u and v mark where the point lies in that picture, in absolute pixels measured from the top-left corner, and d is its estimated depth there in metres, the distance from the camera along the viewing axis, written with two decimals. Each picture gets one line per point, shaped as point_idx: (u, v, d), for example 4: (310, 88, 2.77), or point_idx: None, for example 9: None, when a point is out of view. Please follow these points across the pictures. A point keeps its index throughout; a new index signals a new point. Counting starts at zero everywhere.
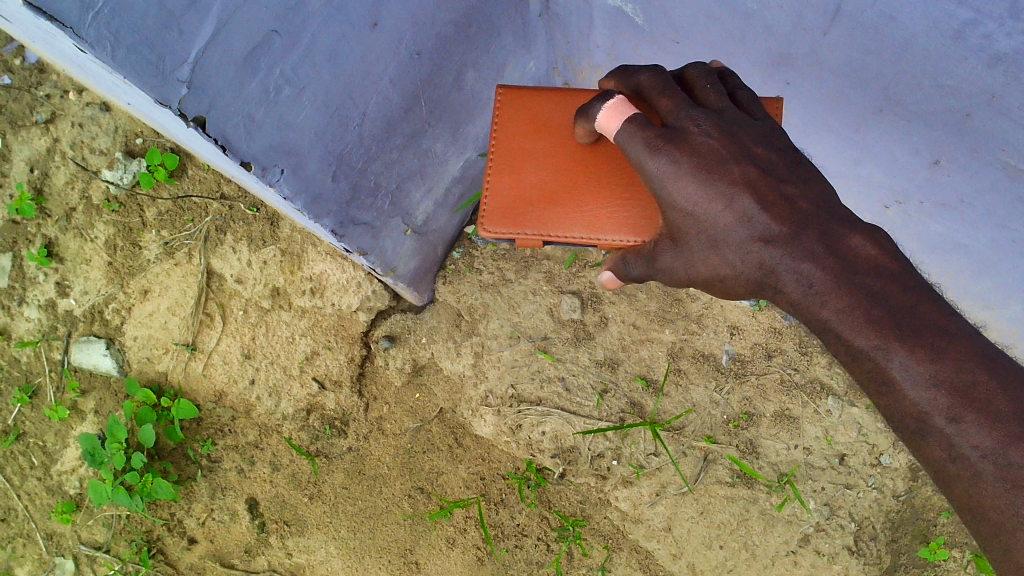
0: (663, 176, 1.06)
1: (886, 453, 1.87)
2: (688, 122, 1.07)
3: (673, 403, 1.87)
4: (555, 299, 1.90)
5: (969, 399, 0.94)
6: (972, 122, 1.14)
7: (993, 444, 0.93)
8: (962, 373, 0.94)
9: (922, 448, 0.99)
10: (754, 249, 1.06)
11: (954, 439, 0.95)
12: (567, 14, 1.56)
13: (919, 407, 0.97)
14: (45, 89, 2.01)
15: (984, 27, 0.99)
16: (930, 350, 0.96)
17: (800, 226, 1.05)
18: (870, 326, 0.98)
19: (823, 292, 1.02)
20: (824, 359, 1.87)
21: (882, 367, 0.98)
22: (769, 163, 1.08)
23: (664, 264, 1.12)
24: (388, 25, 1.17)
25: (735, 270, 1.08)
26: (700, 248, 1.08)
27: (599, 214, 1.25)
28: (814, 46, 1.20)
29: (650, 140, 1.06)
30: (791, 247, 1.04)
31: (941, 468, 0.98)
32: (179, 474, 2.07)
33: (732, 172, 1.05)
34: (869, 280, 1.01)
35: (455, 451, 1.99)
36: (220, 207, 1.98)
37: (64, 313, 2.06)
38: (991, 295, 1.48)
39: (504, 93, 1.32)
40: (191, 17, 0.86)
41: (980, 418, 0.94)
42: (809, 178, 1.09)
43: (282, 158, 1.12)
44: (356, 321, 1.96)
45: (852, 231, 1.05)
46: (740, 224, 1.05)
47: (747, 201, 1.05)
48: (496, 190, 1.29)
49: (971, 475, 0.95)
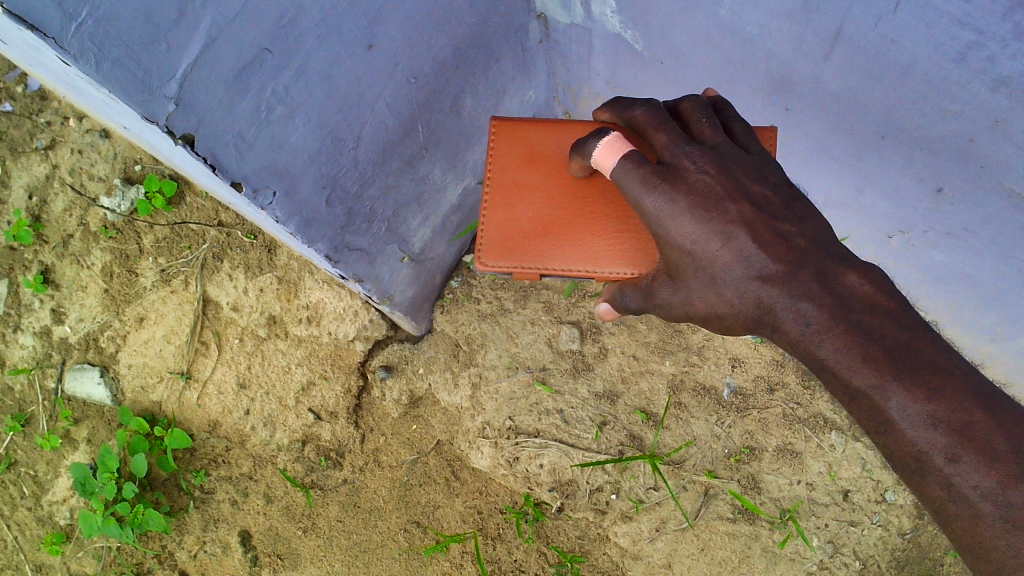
0: (660, 214, 1.04)
1: (891, 490, 1.85)
2: (684, 159, 1.05)
3: (673, 437, 1.83)
4: (553, 330, 1.86)
5: (967, 438, 0.90)
6: (976, 148, 1.12)
7: (992, 485, 0.89)
8: (960, 413, 0.91)
9: (921, 489, 0.95)
10: (750, 287, 1.03)
11: (953, 479, 0.91)
12: (567, 41, 1.56)
13: (917, 446, 0.93)
14: (45, 116, 2.01)
15: (987, 48, 0.97)
16: (928, 390, 0.92)
17: (797, 265, 1.02)
18: (866, 365, 0.95)
19: (820, 330, 0.99)
20: (828, 393, 1.84)
21: (880, 405, 0.95)
22: (764, 200, 1.06)
23: (664, 297, 1.10)
24: (384, 48, 1.16)
25: (734, 309, 1.06)
26: (698, 286, 1.06)
27: (595, 246, 1.24)
28: (814, 71, 1.19)
29: (646, 177, 1.04)
30: (789, 287, 1.01)
31: (941, 509, 0.94)
32: (171, 505, 2.03)
33: (729, 211, 1.03)
34: (868, 319, 0.98)
35: (452, 485, 1.97)
36: (218, 234, 1.97)
37: (58, 341, 2.04)
38: (997, 327, 1.45)
39: (497, 126, 1.29)
40: (179, 32, 0.84)
41: (978, 458, 0.90)
42: (804, 216, 1.07)
43: (274, 180, 1.10)
44: (354, 352, 1.94)
45: (850, 270, 1.02)
46: (737, 261, 1.03)
47: (744, 239, 1.03)
48: (491, 223, 1.26)
49: (971, 516, 0.91)
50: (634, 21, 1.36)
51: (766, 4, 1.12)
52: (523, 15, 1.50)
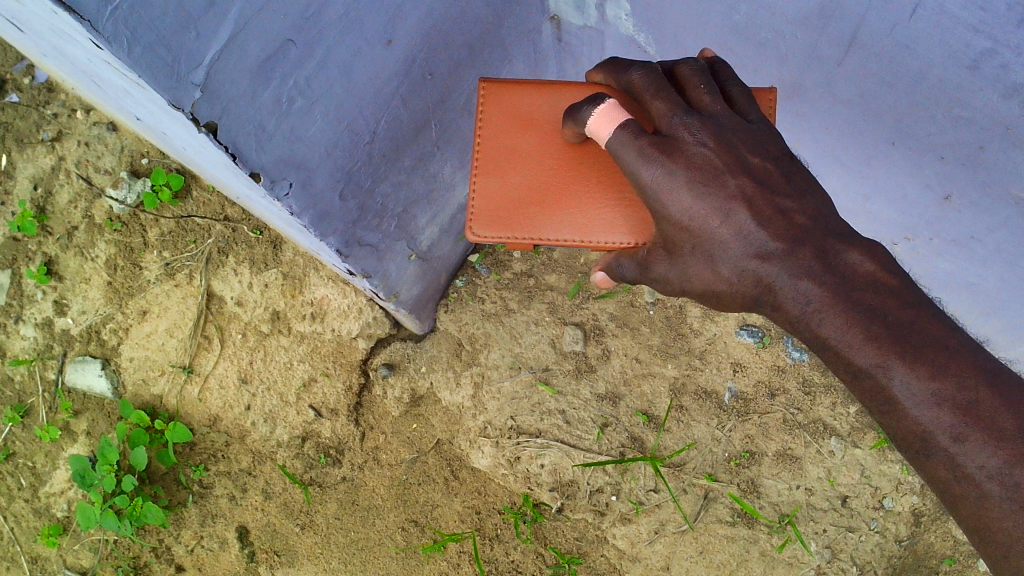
0: (656, 186, 1.04)
1: (889, 497, 1.86)
2: (681, 129, 1.05)
3: (674, 439, 1.84)
4: (557, 331, 1.87)
5: (972, 417, 0.92)
6: (985, 155, 1.13)
7: (998, 465, 0.90)
8: (964, 391, 0.92)
9: (926, 468, 0.97)
10: (747, 265, 1.04)
11: (959, 460, 0.93)
12: (579, 43, 1.57)
13: (922, 425, 0.94)
14: (53, 108, 2.03)
15: (1000, 56, 0.98)
16: (932, 367, 0.94)
17: (797, 243, 1.03)
18: (869, 343, 0.96)
19: (820, 308, 1.00)
20: (827, 399, 1.86)
21: (883, 384, 0.96)
22: (766, 174, 1.07)
23: (662, 271, 1.12)
24: (402, 44, 1.17)
25: (732, 286, 1.06)
26: (695, 262, 1.07)
27: (591, 215, 1.24)
28: (827, 77, 1.20)
29: (643, 149, 1.04)
30: (788, 262, 1.02)
31: (947, 490, 0.95)
32: (170, 499, 2.03)
33: (728, 185, 1.04)
34: (867, 296, 0.98)
35: (451, 484, 1.98)
36: (224, 229, 1.98)
37: (60, 332, 2.04)
38: (999, 335, 1.48)
39: (487, 85, 1.28)
40: (208, 21, 0.85)
41: (984, 437, 0.91)
42: (805, 190, 1.08)
43: (291, 172, 1.10)
44: (355, 349, 1.95)
45: (849, 247, 1.03)
46: (737, 239, 1.04)
47: (743, 215, 1.03)
48: (483, 190, 1.26)
49: (976, 495, 0.92)
50: (648, 25, 1.38)
51: (782, 10, 1.14)
52: (536, 18, 1.51)
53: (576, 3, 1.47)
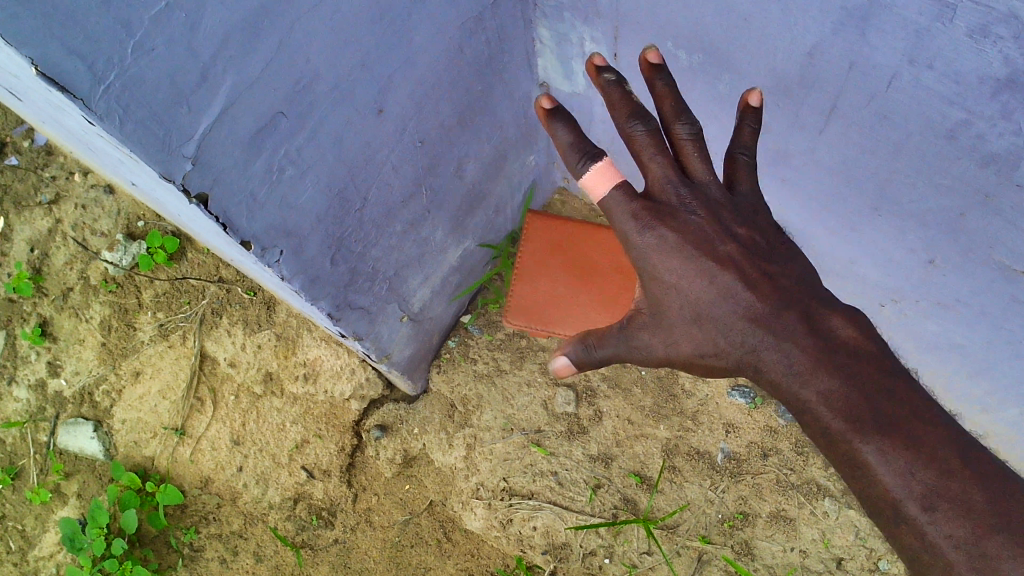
0: (652, 249, 1.08)
1: (884, 560, 1.78)
2: (677, 198, 1.08)
3: (667, 501, 1.82)
4: (549, 392, 1.87)
5: (945, 490, 0.97)
6: (966, 222, 1.12)
7: (964, 536, 0.96)
8: (937, 464, 0.98)
9: (898, 535, 1.02)
10: (738, 326, 1.08)
11: (927, 529, 0.98)
12: (569, 110, 1.62)
13: (893, 494, 1.00)
14: (51, 170, 2.07)
15: (975, 127, 0.96)
16: (906, 441, 1.00)
17: (782, 306, 1.07)
18: (849, 415, 1.02)
19: (803, 373, 1.05)
20: (821, 459, 1.81)
21: (858, 453, 1.02)
22: (754, 243, 1.10)
23: (597, 357, 1.10)
24: (393, 112, 1.19)
25: (718, 349, 1.09)
26: (682, 325, 1.09)
27: None
28: (811, 144, 1.20)
29: (637, 215, 1.08)
30: (774, 328, 1.06)
31: (916, 556, 1.01)
32: (160, 562, 2.09)
33: (718, 251, 1.08)
34: (850, 363, 1.04)
35: (443, 546, 2.03)
36: (218, 290, 1.99)
37: (53, 394, 2.08)
38: (988, 397, 1.48)
39: None
40: (201, 97, 0.86)
41: (954, 509, 0.97)
42: (792, 259, 1.11)
43: (282, 239, 1.12)
44: (349, 411, 1.95)
45: (833, 313, 1.08)
46: (723, 300, 1.07)
47: (728, 277, 1.07)
48: None
49: (942, 565, 0.98)
50: (634, 93, 1.40)
51: (763, 79, 1.14)
52: (526, 85, 1.55)
53: (565, 70, 1.50)
